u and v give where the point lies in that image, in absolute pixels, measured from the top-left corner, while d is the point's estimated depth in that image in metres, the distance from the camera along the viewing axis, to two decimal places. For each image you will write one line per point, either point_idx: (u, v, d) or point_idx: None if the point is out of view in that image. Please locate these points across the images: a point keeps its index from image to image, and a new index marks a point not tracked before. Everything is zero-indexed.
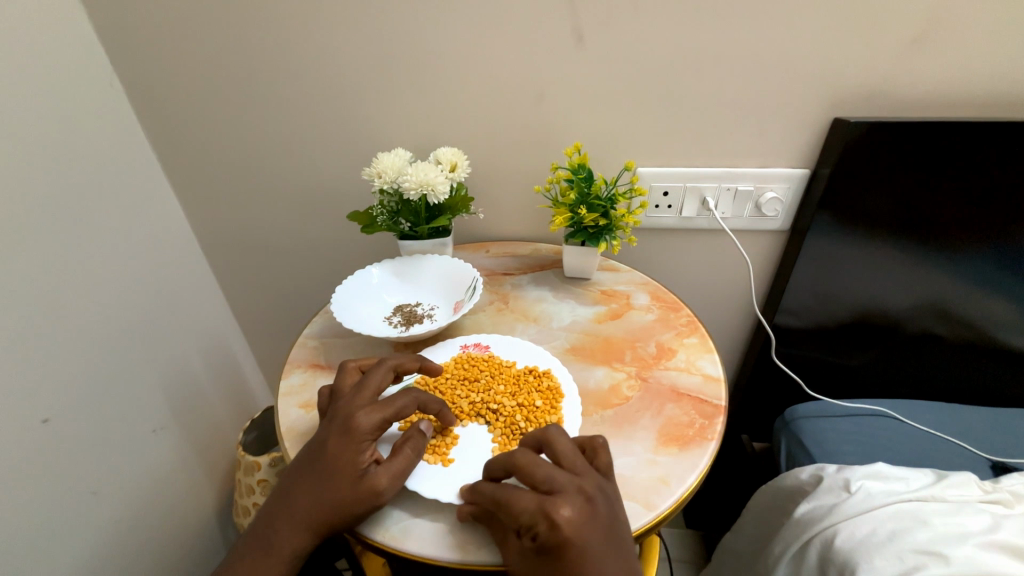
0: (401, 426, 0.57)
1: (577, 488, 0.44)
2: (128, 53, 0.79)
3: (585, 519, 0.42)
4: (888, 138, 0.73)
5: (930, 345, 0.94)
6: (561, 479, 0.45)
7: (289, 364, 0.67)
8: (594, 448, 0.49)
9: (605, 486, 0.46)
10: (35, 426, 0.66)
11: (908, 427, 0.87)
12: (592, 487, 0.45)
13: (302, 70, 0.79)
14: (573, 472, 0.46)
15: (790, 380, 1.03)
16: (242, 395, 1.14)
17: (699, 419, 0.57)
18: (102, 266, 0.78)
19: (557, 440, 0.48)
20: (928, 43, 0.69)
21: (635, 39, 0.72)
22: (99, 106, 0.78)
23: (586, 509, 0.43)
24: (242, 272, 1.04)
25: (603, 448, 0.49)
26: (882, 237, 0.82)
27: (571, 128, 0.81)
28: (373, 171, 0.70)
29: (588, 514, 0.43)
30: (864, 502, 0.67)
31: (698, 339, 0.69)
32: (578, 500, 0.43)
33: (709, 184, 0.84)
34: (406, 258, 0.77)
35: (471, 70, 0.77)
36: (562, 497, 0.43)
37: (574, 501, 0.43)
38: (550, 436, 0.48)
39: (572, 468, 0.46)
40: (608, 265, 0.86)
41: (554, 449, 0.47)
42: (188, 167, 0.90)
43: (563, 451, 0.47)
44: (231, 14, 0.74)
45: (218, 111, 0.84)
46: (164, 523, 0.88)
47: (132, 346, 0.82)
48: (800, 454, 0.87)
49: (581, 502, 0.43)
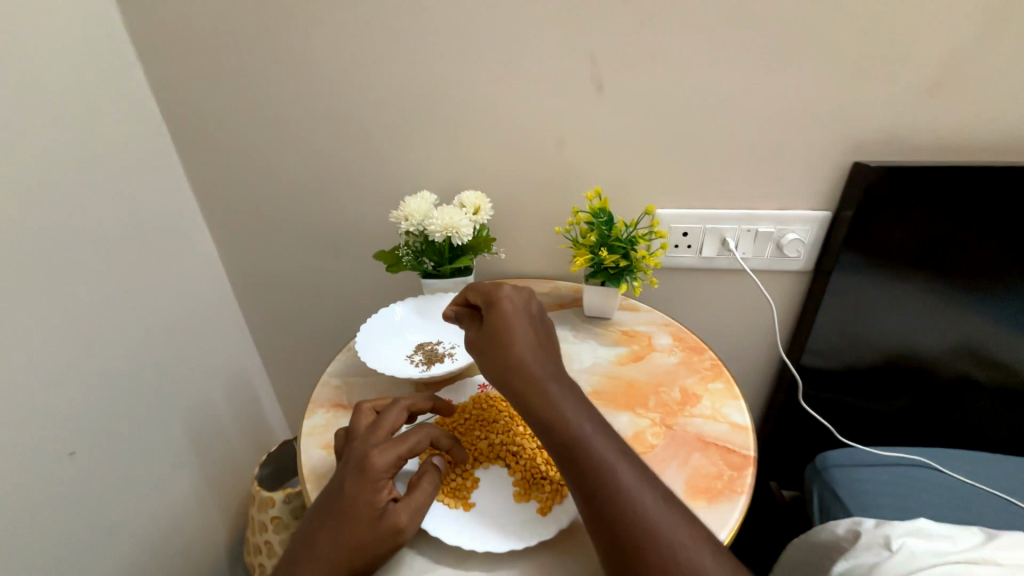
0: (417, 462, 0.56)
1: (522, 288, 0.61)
2: (179, 105, 0.86)
3: (520, 317, 0.56)
4: (910, 181, 0.73)
5: (969, 391, 0.90)
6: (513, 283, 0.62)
7: (312, 403, 0.68)
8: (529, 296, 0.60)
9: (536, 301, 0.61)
10: (61, 459, 0.68)
11: (951, 480, 0.82)
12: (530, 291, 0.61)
13: (336, 118, 0.84)
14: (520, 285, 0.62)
15: (819, 425, 0.99)
16: (261, 428, 1.15)
17: (727, 471, 0.55)
18: (136, 302, 0.81)
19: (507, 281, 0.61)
20: (944, 91, 0.70)
21: (652, 89, 0.75)
22: (145, 151, 0.84)
23: (520, 316, 0.56)
24: (267, 307, 1.07)
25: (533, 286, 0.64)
26: (908, 279, 0.81)
27: (592, 172, 0.83)
28: (400, 215, 0.72)
29: (520, 318, 0.56)
30: (908, 562, 0.62)
31: (723, 384, 0.68)
32: (515, 306, 0.57)
33: (730, 226, 0.84)
34: (429, 296, 0.79)
35: (495, 119, 0.81)
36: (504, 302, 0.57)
37: (511, 307, 0.56)
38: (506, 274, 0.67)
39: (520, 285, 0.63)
40: (628, 305, 0.86)
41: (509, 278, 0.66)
42: (225, 206, 0.95)
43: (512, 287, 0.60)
44: (273, 70, 0.81)
45: (255, 155, 0.89)
46: (175, 560, 0.87)
47: (158, 377, 0.85)
48: (834, 505, 0.83)
49: (517, 308, 0.57)
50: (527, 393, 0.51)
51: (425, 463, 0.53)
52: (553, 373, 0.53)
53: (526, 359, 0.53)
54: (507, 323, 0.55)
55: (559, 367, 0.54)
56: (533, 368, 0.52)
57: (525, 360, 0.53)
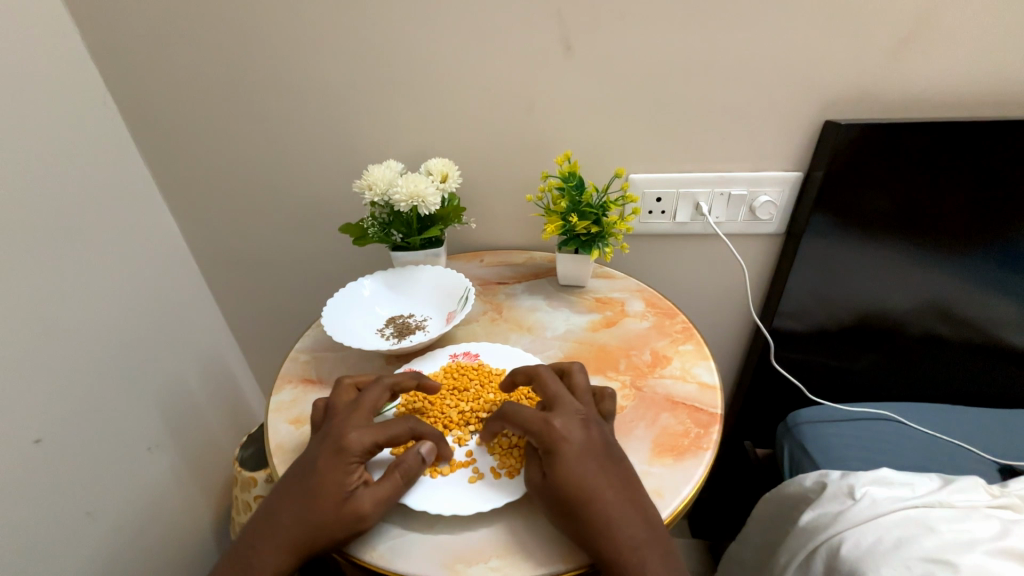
0: (393, 451, 0.54)
1: (577, 410, 0.51)
2: (122, 71, 0.79)
3: (577, 424, 0.49)
4: (882, 139, 0.73)
5: (933, 347, 0.93)
6: (570, 400, 0.52)
7: (280, 379, 0.67)
8: (602, 395, 0.55)
9: (603, 424, 0.52)
10: (27, 447, 0.66)
11: (913, 431, 0.85)
12: (590, 414, 0.51)
13: (294, 85, 0.79)
14: (581, 403, 0.53)
15: (791, 385, 1.02)
16: (239, 410, 1.13)
17: (694, 429, 0.57)
18: (96, 286, 0.77)
19: (576, 374, 0.55)
20: (915, 46, 0.70)
21: (624, 46, 0.72)
22: (91, 122, 0.78)
23: (580, 418, 0.50)
24: (237, 288, 1.04)
25: (611, 397, 0.55)
26: (879, 238, 0.82)
27: (562, 137, 0.81)
28: (364, 184, 0.70)
29: (580, 420, 0.50)
30: (869, 508, 0.65)
31: (693, 345, 0.69)
32: (576, 407, 0.51)
33: (702, 190, 0.83)
34: (398, 269, 0.77)
35: (462, 81, 0.77)
36: (563, 399, 0.51)
37: (572, 406, 0.51)
38: (572, 368, 0.56)
39: (581, 399, 0.53)
40: (602, 272, 0.85)
41: (572, 378, 0.55)
42: (182, 182, 0.90)
43: (578, 383, 0.54)
44: (222, 32, 0.75)
45: (209, 126, 0.84)
46: (159, 543, 0.87)
47: (127, 362, 0.82)
48: (802, 460, 0.86)
49: (577, 409, 0.51)
50: (594, 534, 0.45)
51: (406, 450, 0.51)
52: (615, 488, 0.47)
53: (585, 469, 0.47)
54: (562, 429, 0.48)
55: (628, 500, 0.47)
56: (591, 483, 0.46)
57: (583, 475, 0.46)
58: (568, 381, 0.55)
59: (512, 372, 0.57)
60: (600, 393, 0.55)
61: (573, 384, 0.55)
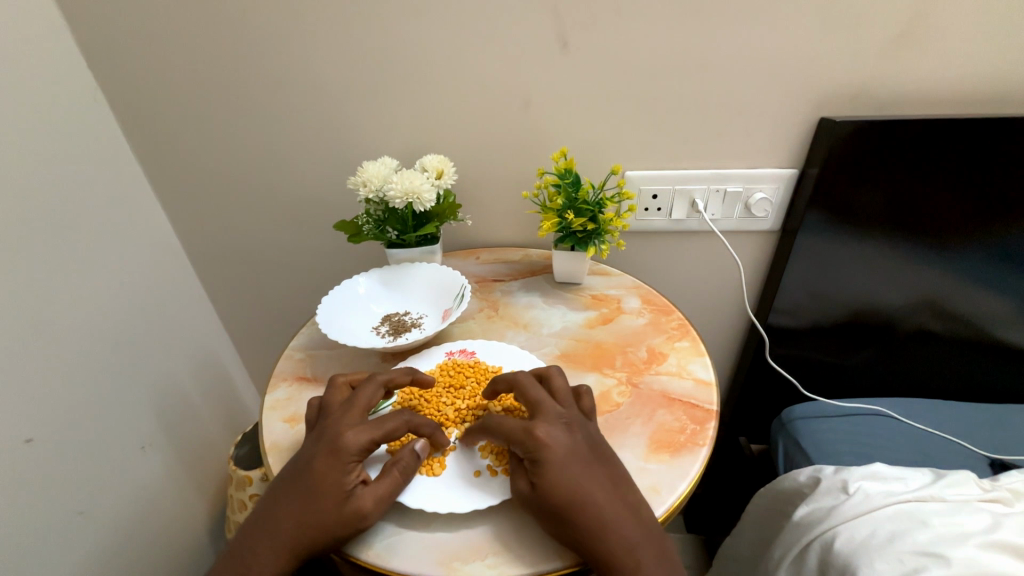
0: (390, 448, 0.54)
1: (558, 414, 0.51)
2: (112, 66, 0.78)
3: (560, 430, 0.49)
4: (876, 137, 0.73)
5: (926, 342, 0.94)
6: (551, 405, 0.51)
7: (275, 377, 0.67)
8: (579, 394, 0.55)
9: (586, 422, 0.52)
10: (19, 447, 0.65)
11: (907, 426, 0.86)
12: (574, 417, 0.51)
13: (286, 79, 0.78)
14: (564, 406, 0.52)
15: (786, 381, 1.03)
16: (234, 409, 1.12)
17: (690, 425, 0.57)
18: (87, 283, 0.76)
19: (555, 376, 0.55)
20: (910, 43, 0.70)
21: (621, 42, 0.72)
22: (81, 117, 0.77)
23: (563, 423, 0.50)
24: (231, 286, 1.03)
25: (587, 393, 0.55)
26: (872, 234, 0.82)
27: (558, 133, 0.81)
28: (359, 180, 0.69)
29: (564, 424, 0.50)
30: (862, 503, 0.66)
31: (689, 342, 0.69)
32: (559, 411, 0.51)
33: (698, 187, 0.83)
34: (394, 267, 0.77)
35: (457, 77, 0.77)
36: (544, 405, 0.51)
37: (554, 412, 0.51)
38: (549, 371, 0.55)
39: (562, 402, 0.53)
40: (598, 269, 0.85)
41: (551, 382, 0.55)
42: (174, 178, 0.89)
43: (558, 386, 0.54)
44: (214, 26, 0.74)
45: (202, 122, 0.82)
46: (152, 543, 0.86)
47: (119, 360, 0.81)
48: (797, 456, 0.86)
49: (561, 413, 0.51)
50: (586, 537, 0.45)
51: (402, 447, 0.51)
52: (605, 490, 0.47)
53: (572, 474, 0.46)
54: (546, 438, 0.48)
55: (618, 500, 0.47)
56: (579, 489, 0.46)
57: (571, 480, 0.46)
58: (548, 384, 0.55)
59: (493, 382, 0.56)
60: (578, 391, 0.56)
61: (553, 388, 0.54)
